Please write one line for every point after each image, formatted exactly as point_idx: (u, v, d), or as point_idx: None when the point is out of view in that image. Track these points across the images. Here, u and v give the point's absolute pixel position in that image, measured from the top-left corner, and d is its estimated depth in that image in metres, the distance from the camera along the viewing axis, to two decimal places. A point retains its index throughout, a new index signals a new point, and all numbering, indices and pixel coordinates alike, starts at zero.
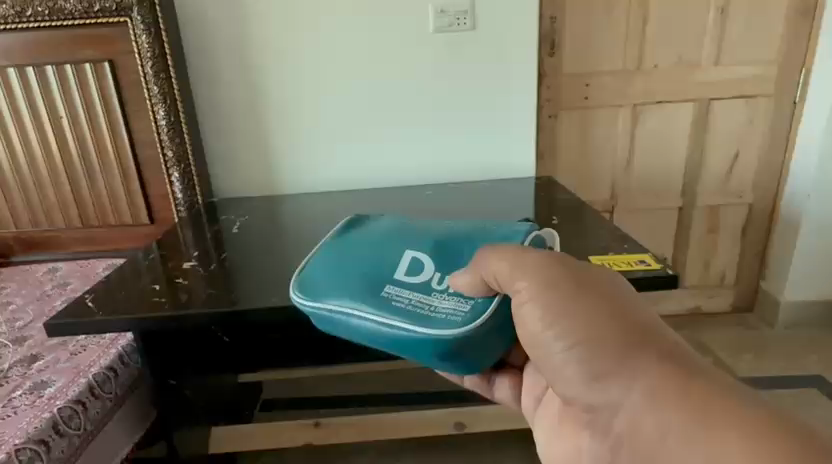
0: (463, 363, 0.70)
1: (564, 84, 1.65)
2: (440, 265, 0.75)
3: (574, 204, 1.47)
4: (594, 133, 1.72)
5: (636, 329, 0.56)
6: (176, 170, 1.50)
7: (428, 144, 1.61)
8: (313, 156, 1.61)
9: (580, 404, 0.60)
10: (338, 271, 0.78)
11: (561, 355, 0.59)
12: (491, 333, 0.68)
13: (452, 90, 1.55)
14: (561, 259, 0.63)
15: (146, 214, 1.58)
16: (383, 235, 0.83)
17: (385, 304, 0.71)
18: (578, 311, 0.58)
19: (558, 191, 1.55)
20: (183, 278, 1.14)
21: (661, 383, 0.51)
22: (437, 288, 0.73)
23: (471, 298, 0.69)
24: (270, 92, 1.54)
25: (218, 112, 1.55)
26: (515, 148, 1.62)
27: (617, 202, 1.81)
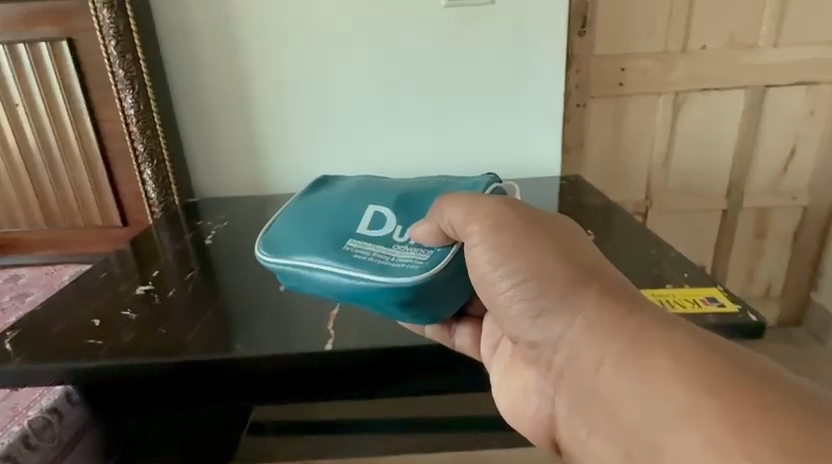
0: (423, 309, 0.81)
1: (598, 67, 1.43)
2: (400, 220, 0.90)
3: (604, 207, 1.32)
4: (629, 125, 1.50)
5: (577, 266, 0.61)
6: (149, 167, 1.31)
7: (438, 136, 1.40)
8: (307, 149, 1.41)
9: (522, 342, 0.65)
10: (311, 230, 0.91)
11: (507, 295, 0.64)
12: (448, 279, 0.79)
13: (466, 75, 1.33)
14: (511, 204, 0.67)
15: (117, 214, 1.39)
16: (346, 198, 0.97)
17: (351, 256, 0.84)
18: (524, 251, 0.64)
19: (587, 194, 1.38)
20: (131, 311, 0.98)
21: (598, 316, 0.56)
22: (397, 240, 0.86)
23: (430, 249, 0.80)
24: (255, 77, 1.33)
25: (196, 99, 1.35)
26: (539, 142, 1.40)
27: (653, 203, 1.59)
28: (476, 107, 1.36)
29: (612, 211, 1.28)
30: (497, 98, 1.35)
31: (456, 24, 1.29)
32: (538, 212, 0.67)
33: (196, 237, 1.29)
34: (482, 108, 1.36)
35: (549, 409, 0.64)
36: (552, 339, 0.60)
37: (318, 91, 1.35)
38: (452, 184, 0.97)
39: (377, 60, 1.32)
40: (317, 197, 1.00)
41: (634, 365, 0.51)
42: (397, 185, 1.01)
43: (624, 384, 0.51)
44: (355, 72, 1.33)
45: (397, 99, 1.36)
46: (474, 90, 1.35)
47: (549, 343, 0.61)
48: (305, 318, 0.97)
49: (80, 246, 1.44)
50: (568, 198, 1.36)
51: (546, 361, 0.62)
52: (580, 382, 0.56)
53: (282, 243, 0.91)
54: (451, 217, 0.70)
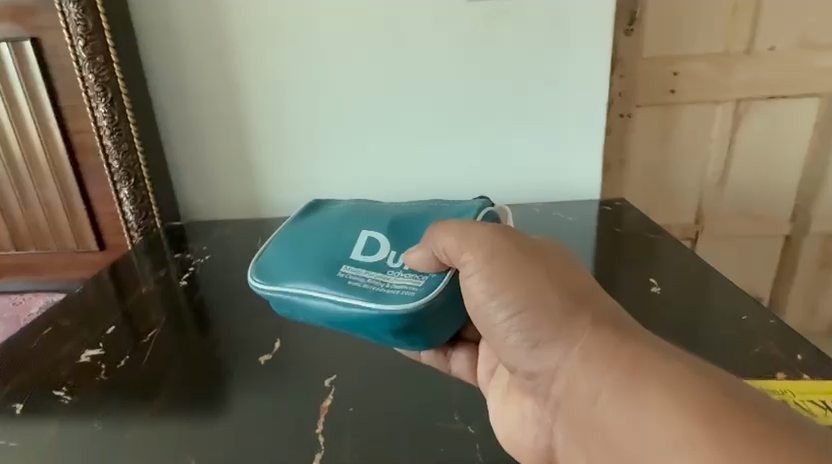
0: (419, 335, 0.78)
1: (646, 72, 1.23)
2: (395, 245, 0.85)
3: (647, 242, 1.16)
4: (679, 139, 1.29)
5: (571, 295, 0.64)
6: (125, 187, 1.14)
7: (458, 151, 1.21)
8: (309, 165, 1.23)
9: (519, 372, 0.69)
10: (303, 253, 0.86)
11: (505, 325, 0.67)
12: (443, 305, 0.77)
13: (492, 81, 1.14)
14: (503, 232, 0.70)
15: (92, 237, 1.23)
16: (338, 219, 0.93)
17: (344, 282, 0.80)
18: (518, 280, 0.66)
19: (628, 224, 1.21)
20: (67, 392, 0.87)
21: (595, 346, 0.60)
22: (391, 264, 0.82)
23: (425, 274, 0.78)
24: (249, 83, 1.15)
25: (182, 109, 1.17)
26: (576, 158, 1.21)
27: (703, 228, 1.38)
28: (503, 118, 1.17)
29: (657, 258, 1.11)
30: (528, 108, 1.16)
31: (483, 21, 1.10)
32: (526, 241, 0.69)
33: (172, 277, 1.13)
34: (511, 119, 1.17)
35: (546, 440, 0.69)
36: (548, 368, 0.64)
37: (322, 99, 1.17)
38: (444, 207, 0.92)
39: (391, 63, 1.13)
40: (310, 220, 0.94)
41: (632, 395, 0.55)
42: (389, 207, 0.96)
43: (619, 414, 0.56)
44: (364, 76, 1.15)
45: (413, 108, 1.17)
46: (501, 99, 1.16)
47: (546, 374, 0.65)
48: (295, 401, 0.83)
49: (49, 274, 1.26)
50: (607, 234, 1.18)
51: (543, 391, 0.67)
52: (579, 416, 0.61)
53: (274, 269, 0.86)
54: (445, 244, 0.72)
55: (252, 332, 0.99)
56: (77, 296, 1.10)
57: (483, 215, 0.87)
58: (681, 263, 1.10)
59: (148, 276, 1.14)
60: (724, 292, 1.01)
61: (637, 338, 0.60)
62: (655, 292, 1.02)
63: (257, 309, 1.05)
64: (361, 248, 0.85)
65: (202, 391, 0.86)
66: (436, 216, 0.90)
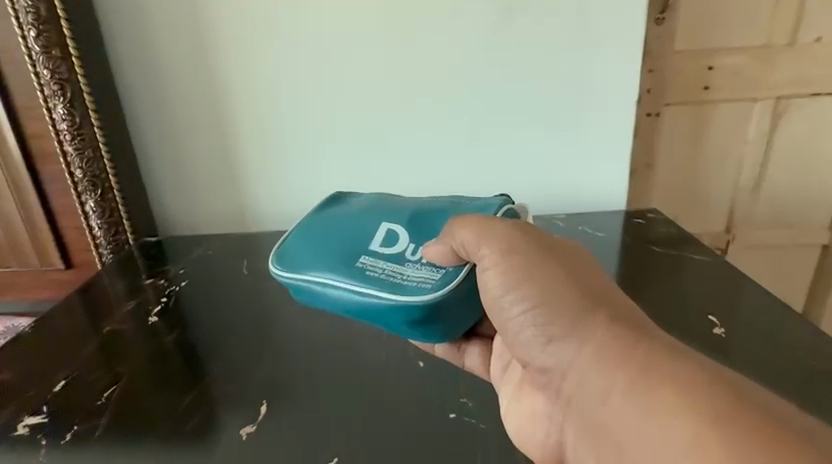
0: (433, 329, 0.73)
1: (678, 66, 1.10)
2: (415, 237, 0.77)
3: (676, 254, 1.03)
4: (712, 140, 1.17)
5: (588, 296, 0.60)
6: (91, 199, 1.00)
7: (471, 157, 1.07)
8: (302, 172, 1.09)
9: (531, 367, 0.65)
10: (317, 240, 0.80)
11: (519, 321, 0.64)
12: (458, 300, 0.71)
13: (509, 78, 1.01)
14: (524, 227, 0.66)
15: (57, 254, 1.08)
16: (364, 208, 0.83)
17: (356, 272, 0.74)
18: (535, 277, 0.62)
19: (656, 233, 1.08)
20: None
21: (606, 344, 0.56)
22: (409, 256, 0.75)
23: (442, 268, 0.72)
24: (234, 74, 1.01)
25: (156, 104, 1.03)
26: (602, 164, 1.08)
27: (736, 236, 1.26)
28: (521, 119, 1.04)
29: (682, 268, 0.99)
30: (550, 109, 1.03)
31: (502, 9, 0.96)
32: (544, 237, 0.65)
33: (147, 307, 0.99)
34: (530, 120, 1.04)
35: (556, 435, 0.65)
36: (562, 365, 0.60)
37: (316, 99, 1.03)
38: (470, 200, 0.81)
39: (395, 58, 1.00)
40: (332, 210, 0.85)
41: (643, 395, 0.51)
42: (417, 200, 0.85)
43: (632, 413, 0.52)
44: (364, 73, 1.01)
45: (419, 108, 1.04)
46: (520, 98, 1.02)
47: (559, 370, 0.61)
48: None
49: (4, 299, 1.11)
50: (627, 245, 1.05)
51: (555, 386, 0.63)
52: (588, 412, 0.57)
53: (295, 257, 0.79)
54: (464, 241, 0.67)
55: (247, 348, 0.90)
56: (30, 335, 0.95)
57: (504, 214, 0.76)
58: (704, 267, 1.00)
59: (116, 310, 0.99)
60: (757, 297, 0.92)
61: (655, 336, 0.55)
62: (705, 316, 0.89)
63: (249, 340, 0.91)
64: (379, 239, 0.77)
65: (185, 436, 0.75)
66: (455, 211, 0.79)
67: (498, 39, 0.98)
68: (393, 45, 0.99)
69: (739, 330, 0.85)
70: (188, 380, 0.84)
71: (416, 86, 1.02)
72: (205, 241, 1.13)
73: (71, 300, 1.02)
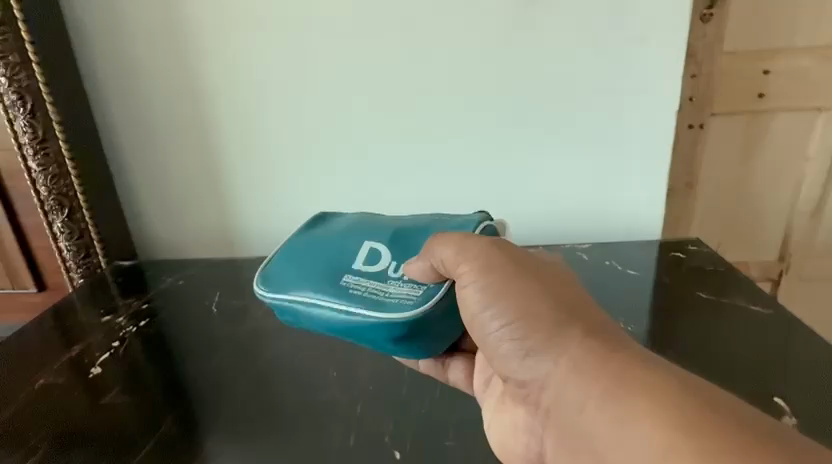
0: (418, 350, 0.61)
1: (730, 70, 0.95)
2: (398, 253, 0.64)
3: (711, 305, 0.83)
4: (765, 154, 1.02)
5: (566, 306, 0.51)
6: (58, 219, 0.90)
7: (486, 178, 0.94)
8: (296, 190, 0.97)
9: (511, 382, 0.54)
10: (290, 252, 0.68)
11: (496, 335, 0.53)
12: (443, 317, 0.59)
13: (532, 90, 0.88)
14: (500, 246, 0.56)
15: (28, 275, 0.97)
16: (352, 222, 0.70)
17: (330, 286, 0.62)
18: (513, 294, 0.52)
19: (686, 279, 0.89)
20: None
21: (585, 357, 0.47)
22: (390, 273, 0.62)
23: (423, 285, 0.60)
24: (226, 62, 0.89)
25: (140, 93, 0.91)
26: (638, 183, 0.93)
27: (790, 267, 1.11)
28: (543, 135, 0.91)
29: (723, 313, 0.82)
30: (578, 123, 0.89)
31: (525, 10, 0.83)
32: (523, 252, 0.56)
33: (115, 325, 0.83)
34: (554, 135, 0.91)
35: (539, 447, 0.54)
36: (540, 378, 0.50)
37: (311, 110, 0.91)
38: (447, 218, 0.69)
39: (401, 67, 0.88)
40: (321, 227, 0.71)
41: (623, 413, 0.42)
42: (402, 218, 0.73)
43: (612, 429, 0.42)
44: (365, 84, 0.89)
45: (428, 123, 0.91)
46: (544, 112, 0.89)
47: (538, 383, 0.50)
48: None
49: None
50: (659, 287, 0.88)
51: (534, 400, 0.52)
52: (569, 429, 0.47)
53: (279, 274, 0.66)
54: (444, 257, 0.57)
55: (212, 377, 0.72)
56: None
57: (484, 232, 0.64)
58: (750, 316, 0.81)
59: (61, 345, 0.79)
60: (815, 352, 0.73)
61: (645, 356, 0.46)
62: (754, 367, 0.72)
63: (207, 376, 0.72)
64: (358, 254, 0.65)
65: None
66: (438, 229, 0.66)
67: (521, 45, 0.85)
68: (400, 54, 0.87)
69: (805, 394, 0.67)
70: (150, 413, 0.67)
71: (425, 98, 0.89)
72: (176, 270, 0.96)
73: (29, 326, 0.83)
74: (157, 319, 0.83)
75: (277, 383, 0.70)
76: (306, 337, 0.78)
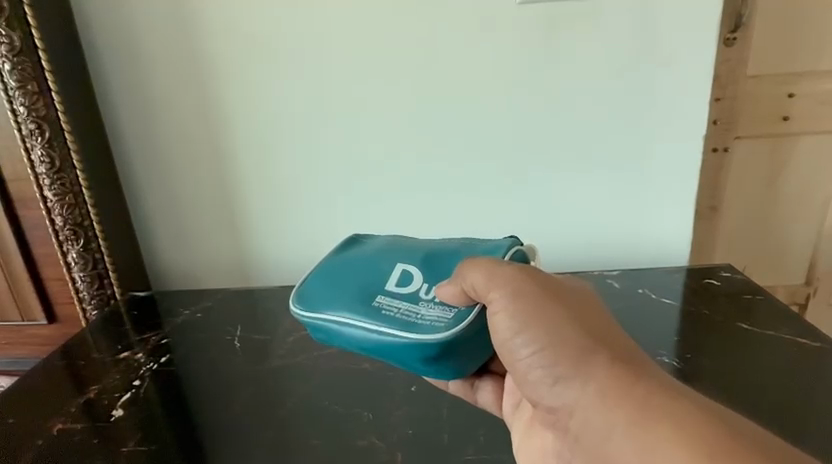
0: (451, 368, 0.58)
1: (754, 94, 0.98)
2: (432, 274, 0.60)
3: (739, 330, 0.78)
4: (789, 179, 1.04)
5: (596, 333, 0.50)
6: (73, 250, 0.87)
7: (512, 205, 0.92)
8: (320, 218, 0.95)
9: (540, 407, 0.54)
10: (319, 269, 0.65)
11: (525, 361, 0.52)
12: (476, 337, 0.56)
13: (563, 118, 0.87)
14: (531, 272, 0.53)
15: (41, 308, 0.94)
16: (387, 242, 0.67)
17: (361, 304, 0.59)
18: (541, 322, 0.51)
19: (718, 300, 0.85)
20: None
21: (613, 382, 0.47)
22: (421, 293, 0.59)
23: (454, 307, 0.56)
24: (247, 83, 0.87)
25: (158, 111, 0.89)
26: (666, 206, 0.91)
27: (817, 290, 1.11)
28: (571, 162, 0.89)
29: (750, 344, 0.76)
30: (609, 150, 0.88)
31: (555, 38, 0.83)
32: (546, 276, 0.54)
33: (132, 363, 0.80)
34: (584, 162, 0.89)
35: None
36: (568, 404, 0.50)
37: (334, 138, 0.90)
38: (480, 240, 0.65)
39: (433, 96, 0.87)
40: (355, 247, 0.67)
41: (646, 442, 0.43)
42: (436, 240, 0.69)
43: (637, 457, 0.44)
44: (396, 114, 0.88)
45: (459, 152, 0.90)
46: (575, 140, 0.88)
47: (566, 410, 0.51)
48: None
49: None
50: (691, 318, 0.82)
51: (564, 426, 0.52)
52: (597, 453, 0.48)
53: (313, 293, 0.62)
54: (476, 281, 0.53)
55: (231, 424, 0.67)
56: None
57: (513, 258, 0.60)
58: (779, 344, 0.75)
59: (74, 389, 0.75)
60: None
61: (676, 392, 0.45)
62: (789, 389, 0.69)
63: (230, 422, 0.68)
64: (389, 273, 0.61)
65: None
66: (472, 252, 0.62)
67: (552, 73, 0.84)
68: (432, 85, 0.86)
69: None
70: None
71: (456, 128, 0.88)
72: (193, 302, 0.92)
73: (43, 366, 0.80)
74: (175, 356, 0.81)
75: (305, 428, 0.66)
76: (332, 373, 0.75)
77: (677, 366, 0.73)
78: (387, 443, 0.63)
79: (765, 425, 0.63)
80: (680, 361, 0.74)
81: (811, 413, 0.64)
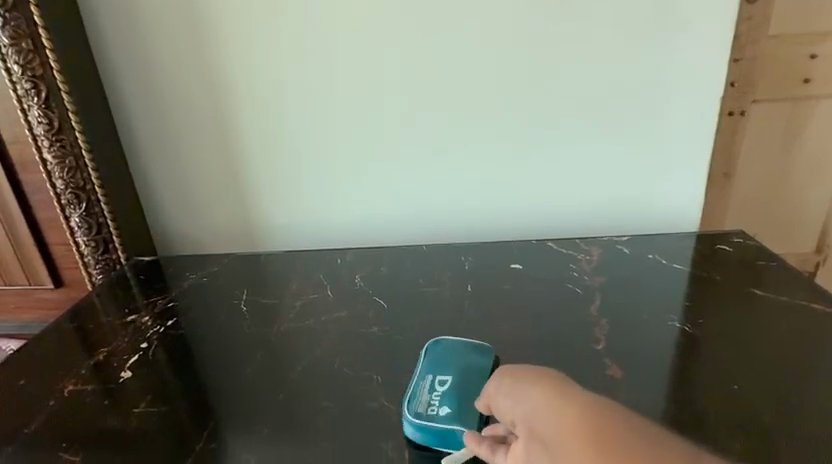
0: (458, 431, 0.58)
1: (775, 55, 0.94)
2: (461, 372, 0.63)
3: (750, 296, 0.78)
4: (805, 144, 1.01)
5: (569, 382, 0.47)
6: (76, 214, 0.86)
7: (523, 170, 0.90)
8: (328, 184, 0.93)
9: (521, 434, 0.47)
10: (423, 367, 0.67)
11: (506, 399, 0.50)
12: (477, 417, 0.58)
13: (578, 79, 0.84)
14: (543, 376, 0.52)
15: (46, 272, 0.94)
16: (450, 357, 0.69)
17: (418, 386, 0.62)
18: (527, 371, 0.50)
19: (730, 265, 0.84)
20: None
21: None
22: (438, 390, 0.61)
23: (464, 403, 0.59)
24: (248, 42, 0.84)
25: (156, 71, 0.86)
26: (680, 170, 0.89)
27: (827, 257, 1.10)
28: (585, 125, 0.87)
29: (761, 309, 0.76)
30: (624, 113, 0.86)
31: None
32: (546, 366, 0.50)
33: (140, 326, 0.80)
34: (600, 127, 0.87)
35: None
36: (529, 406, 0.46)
37: (339, 101, 0.87)
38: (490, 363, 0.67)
39: (443, 56, 0.83)
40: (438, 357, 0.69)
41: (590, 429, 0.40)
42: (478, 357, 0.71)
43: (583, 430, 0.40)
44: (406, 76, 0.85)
45: (470, 115, 0.87)
46: (590, 102, 0.85)
47: None
48: None
49: None
50: (702, 284, 0.81)
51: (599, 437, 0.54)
52: None
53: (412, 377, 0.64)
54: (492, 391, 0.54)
55: (240, 387, 0.68)
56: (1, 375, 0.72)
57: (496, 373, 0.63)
58: (790, 309, 0.75)
59: (83, 351, 0.76)
60: None
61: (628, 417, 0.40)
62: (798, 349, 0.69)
63: (239, 384, 0.68)
64: (433, 366, 0.64)
65: None
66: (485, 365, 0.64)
67: (569, 30, 0.81)
68: (445, 45, 0.82)
69: None
70: (179, 427, 0.63)
71: (468, 90, 0.85)
72: (199, 267, 0.92)
73: (52, 329, 0.80)
74: (182, 320, 0.81)
75: (315, 390, 0.66)
76: (341, 336, 0.75)
77: (688, 331, 0.72)
78: (397, 405, 0.64)
79: (776, 390, 0.63)
80: (690, 326, 0.73)
81: (822, 379, 0.64)
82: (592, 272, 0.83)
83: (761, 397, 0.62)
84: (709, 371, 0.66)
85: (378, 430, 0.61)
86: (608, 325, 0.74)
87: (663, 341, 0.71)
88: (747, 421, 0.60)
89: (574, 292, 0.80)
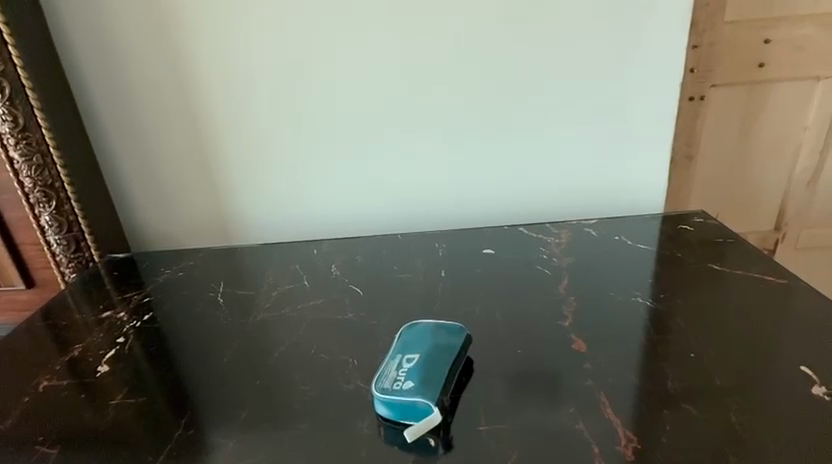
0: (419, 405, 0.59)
1: (732, 41, 0.98)
2: (429, 350, 0.64)
3: (709, 270, 0.82)
4: (760, 126, 1.07)
5: None
6: (46, 212, 0.84)
7: (496, 158, 0.93)
8: (302, 175, 0.94)
9: None
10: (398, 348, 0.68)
11: None
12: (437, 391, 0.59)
13: (547, 69, 0.86)
14: None
15: (16, 272, 0.92)
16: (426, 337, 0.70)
17: (387, 365, 0.64)
18: None
19: (692, 242, 0.88)
20: None
21: None
22: (405, 367, 0.63)
23: (427, 378, 0.60)
24: (216, 33, 0.83)
25: (123, 64, 0.85)
26: (644, 154, 0.92)
27: (784, 234, 1.16)
28: (553, 113, 0.89)
29: (719, 281, 0.80)
30: (589, 99, 0.88)
31: None
32: None
33: (115, 322, 0.80)
34: (566, 112, 0.89)
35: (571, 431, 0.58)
36: None
37: (310, 92, 0.88)
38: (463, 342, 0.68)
39: (416, 49, 0.85)
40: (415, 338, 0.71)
41: None
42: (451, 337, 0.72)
43: None
44: (376, 65, 0.86)
45: (443, 104, 0.89)
46: (557, 89, 0.87)
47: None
48: None
49: None
50: (665, 261, 0.84)
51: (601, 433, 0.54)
52: None
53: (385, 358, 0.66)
54: None
55: (219, 376, 0.68)
56: None
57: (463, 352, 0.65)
58: (746, 281, 0.79)
59: (58, 348, 0.75)
60: (810, 299, 0.74)
61: None
62: (753, 318, 0.72)
63: (217, 372, 0.69)
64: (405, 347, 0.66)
65: None
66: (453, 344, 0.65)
67: (536, 13, 0.82)
68: (418, 39, 0.84)
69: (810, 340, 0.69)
70: (157, 416, 0.64)
71: (441, 83, 0.87)
72: (174, 261, 0.92)
73: (24, 328, 0.79)
74: (158, 314, 0.81)
75: (293, 376, 0.68)
76: (318, 323, 0.76)
77: (651, 306, 0.76)
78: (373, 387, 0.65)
79: (734, 356, 0.67)
80: (653, 301, 0.77)
81: (774, 344, 0.68)
82: (560, 254, 0.86)
83: (719, 363, 0.66)
84: (672, 341, 0.70)
85: (356, 411, 0.62)
86: (575, 302, 0.77)
87: (629, 316, 0.74)
88: (707, 387, 0.63)
89: (544, 273, 0.83)
